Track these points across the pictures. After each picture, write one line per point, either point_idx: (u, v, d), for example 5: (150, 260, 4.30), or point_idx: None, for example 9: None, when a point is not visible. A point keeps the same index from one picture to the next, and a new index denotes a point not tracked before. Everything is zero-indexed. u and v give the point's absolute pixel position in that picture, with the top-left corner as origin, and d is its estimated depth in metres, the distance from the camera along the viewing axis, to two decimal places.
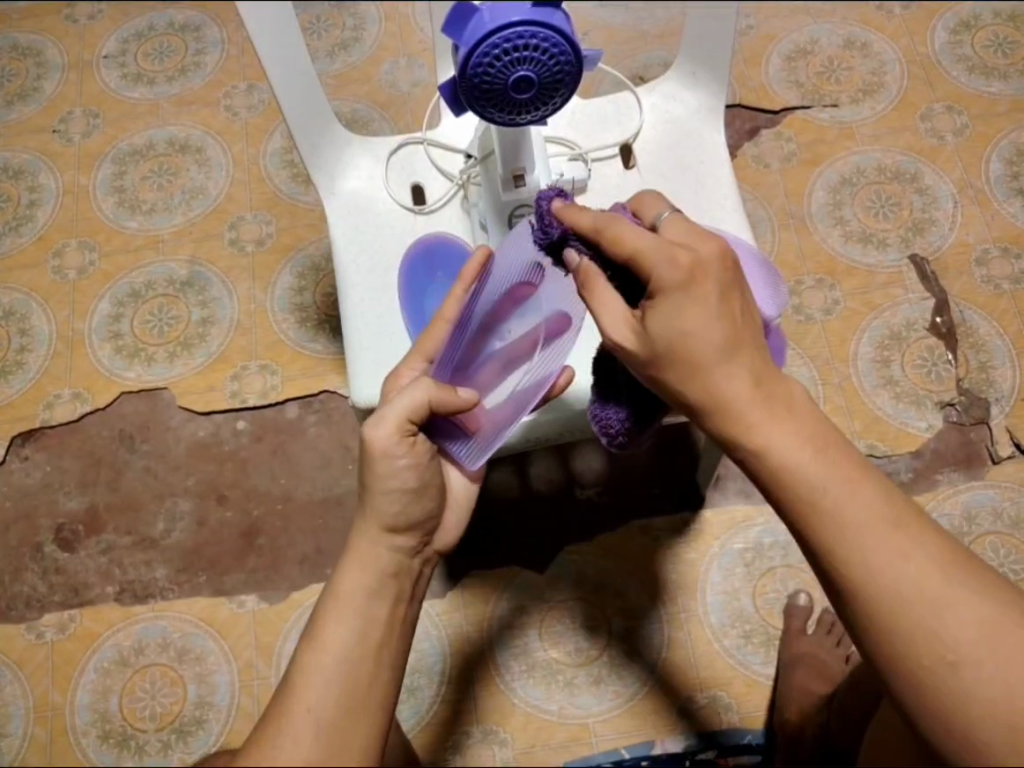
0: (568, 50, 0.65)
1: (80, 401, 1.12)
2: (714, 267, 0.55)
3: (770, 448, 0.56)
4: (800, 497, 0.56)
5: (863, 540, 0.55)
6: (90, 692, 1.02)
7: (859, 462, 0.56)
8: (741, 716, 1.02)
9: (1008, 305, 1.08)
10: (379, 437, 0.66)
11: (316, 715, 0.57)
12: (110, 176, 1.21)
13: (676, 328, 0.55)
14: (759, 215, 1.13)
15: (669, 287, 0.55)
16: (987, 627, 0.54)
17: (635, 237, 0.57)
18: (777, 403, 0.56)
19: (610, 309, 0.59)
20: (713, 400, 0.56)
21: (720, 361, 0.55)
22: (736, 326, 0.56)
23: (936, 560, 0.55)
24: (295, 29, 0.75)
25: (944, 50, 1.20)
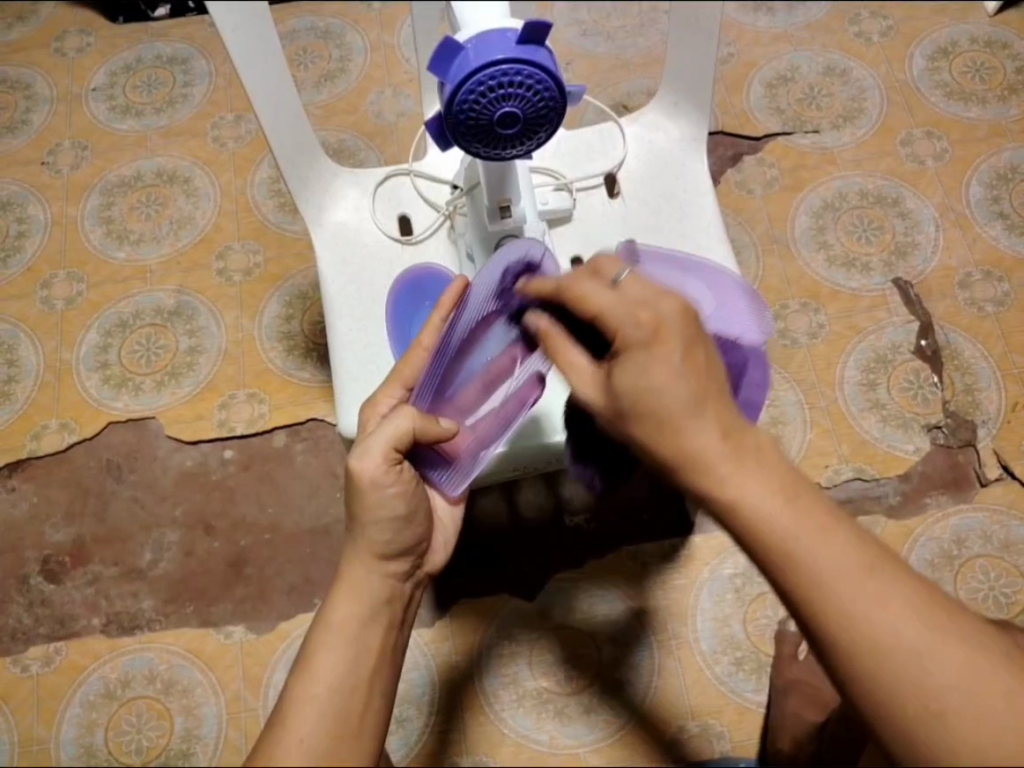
0: (553, 87, 0.66)
1: (67, 431, 1.12)
2: (676, 325, 0.58)
3: (742, 500, 0.55)
4: (770, 553, 0.55)
5: (839, 593, 0.54)
6: (75, 726, 1.01)
7: (828, 511, 0.56)
8: (734, 744, 1.01)
9: (992, 327, 1.08)
10: (365, 468, 0.66)
11: (310, 745, 0.57)
12: (98, 207, 1.21)
13: (639, 383, 0.57)
14: (743, 240, 1.13)
15: (634, 345, 0.58)
16: (971, 672, 0.53)
17: (597, 299, 0.61)
18: (746, 456, 0.56)
19: (575, 364, 0.64)
20: (686, 456, 0.56)
21: (686, 417, 0.56)
22: (700, 381, 0.57)
23: (914, 607, 0.54)
24: (279, 61, 0.75)
25: (923, 76, 1.22)
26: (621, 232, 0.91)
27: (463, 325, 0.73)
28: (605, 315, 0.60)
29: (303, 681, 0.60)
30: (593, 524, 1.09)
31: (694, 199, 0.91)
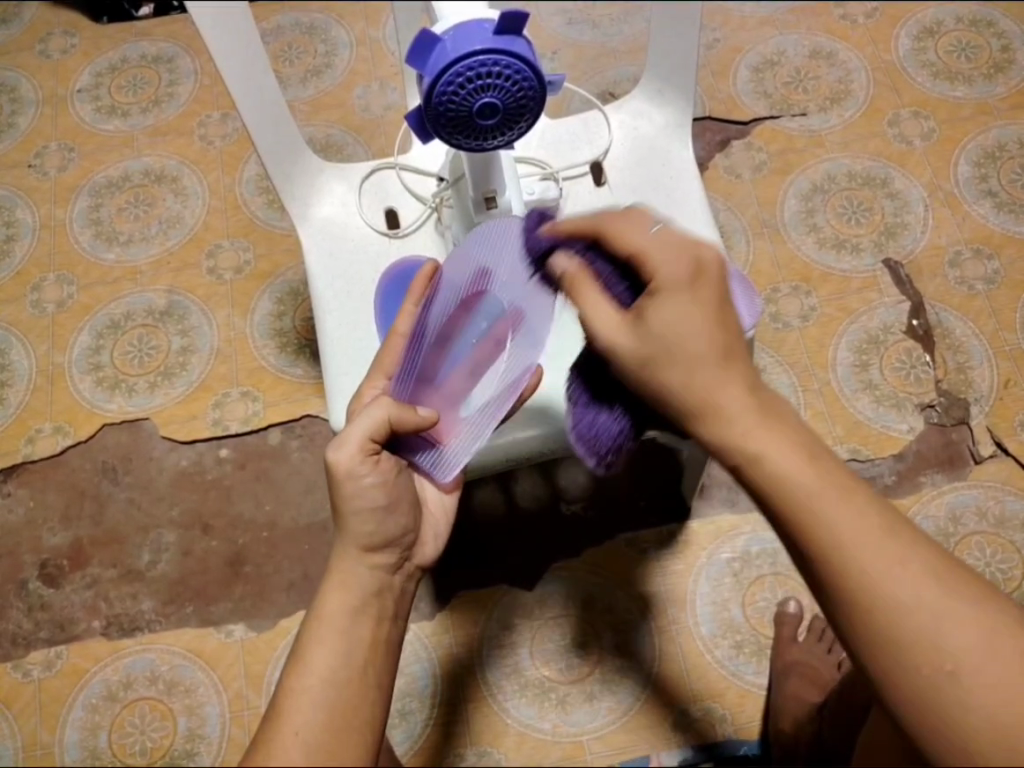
0: (531, 76, 0.66)
1: (61, 435, 1.11)
2: (714, 274, 0.58)
3: (766, 460, 0.55)
4: (794, 513, 0.55)
5: (857, 553, 0.54)
6: (79, 729, 1.01)
7: (846, 471, 0.56)
8: (736, 727, 1.01)
9: (983, 305, 1.08)
10: (342, 459, 0.66)
11: (305, 739, 0.57)
12: (86, 208, 1.20)
13: (667, 320, 0.57)
14: (733, 225, 1.13)
15: (667, 282, 0.58)
16: (981, 634, 0.54)
17: (639, 237, 0.61)
18: (771, 416, 0.56)
19: (599, 308, 0.62)
20: (710, 409, 0.56)
21: (717, 364, 0.56)
22: (730, 335, 0.57)
23: (930, 571, 0.54)
24: (263, 62, 0.75)
25: (909, 56, 1.22)
26: None
27: (439, 313, 0.74)
28: (646, 253, 0.60)
29: (302, 668, 0.61)
30: (589, 512, 1.09)
31: (682, 185, 0.90)
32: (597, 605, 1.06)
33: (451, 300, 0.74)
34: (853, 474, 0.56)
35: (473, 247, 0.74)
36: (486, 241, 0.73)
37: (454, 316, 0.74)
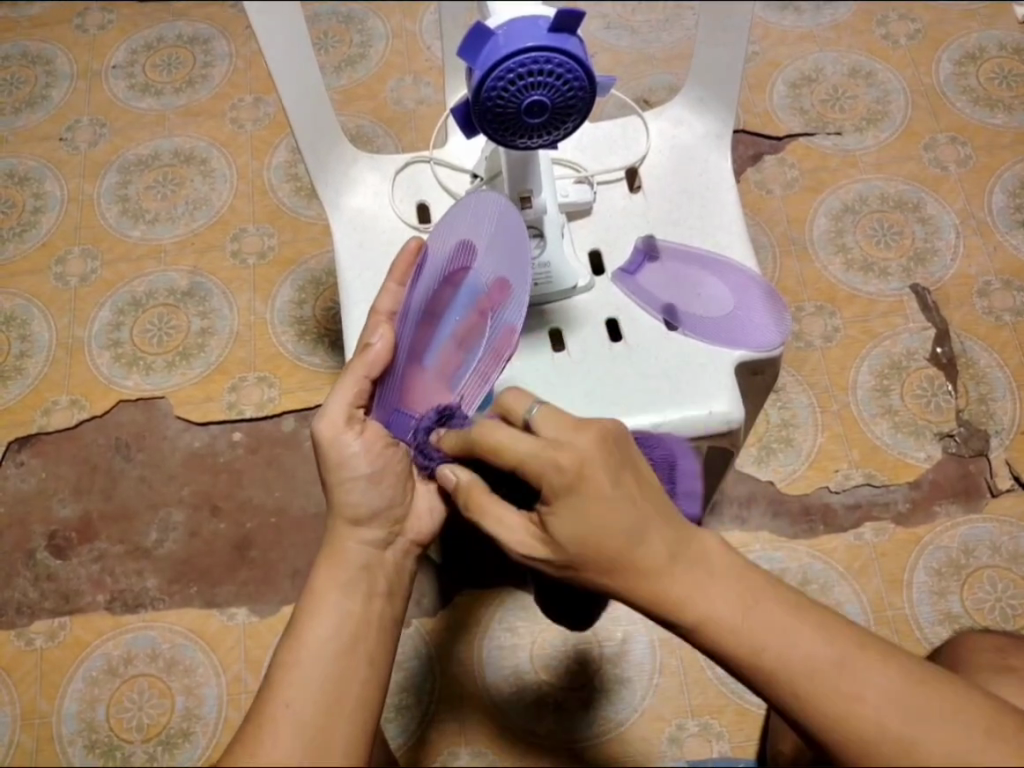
0: (583, 77, 0.65)
1: (77, 409, 1.12)
2: (595, 461, 0.57)
3: (706, 620, 0.55)
4: (750, 669, 0.55)
5: (811, 689, 0.53)
6: (77, 702, 1.01)
7: (790, 606, 0.55)
8: (733, 745, 1.01)
9: (1009, 336, 1.07)
10: (322, 427, 0.71)
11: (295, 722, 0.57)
12: (114, 185, 1.21)
13: (578, 538, 0.57)
14: (761, 241, 1.12)
15: (557, 492, 0.57)
16: (960, 758, 0.51)
17: (516, 444, 0.60)
18: (698, 565, 0.56)
19: (505, 522, 0.63)
20: (641, 590, 0.56)
21: (630, 547, 0.56)
22: (638, 501, 0.57)
23: (892, 696, 0.52)
24: (307, 51, 0.75)
25: (949, 80, 1.20)
26: (641, 227, 0.90)
27: (426, 293, 0.76)
28: (529, 463, 0.59)
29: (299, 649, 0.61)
30: None
31: (717, 197, 0.90)
32: (574, 652, 1.04)
33: (437, 278, 0.76)
34: (796, 606, 0.55)
35: (453, 220, 0.76)
36: (470, 214, 0.75)
37: (439, 291, 0.76)
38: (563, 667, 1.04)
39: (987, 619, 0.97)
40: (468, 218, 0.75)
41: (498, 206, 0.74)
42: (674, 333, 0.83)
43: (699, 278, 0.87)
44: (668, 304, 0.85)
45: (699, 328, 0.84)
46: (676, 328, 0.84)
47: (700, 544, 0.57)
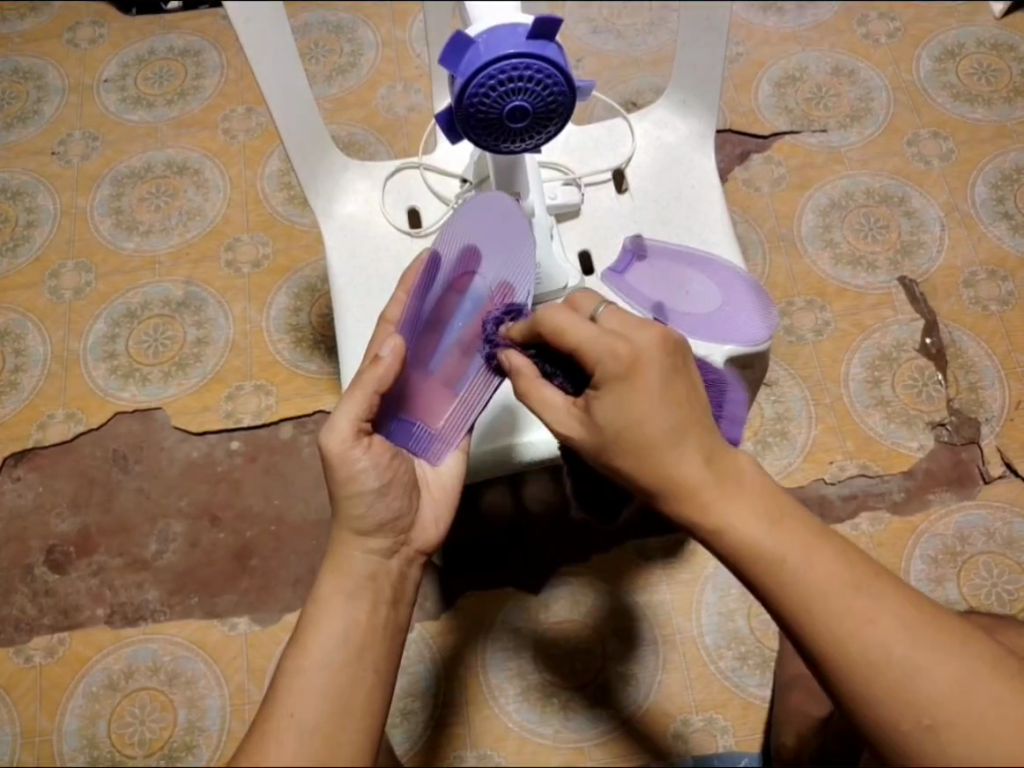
0: (562, 81, 0.66)
1: (74, 421, 1.12)
2: (653, 358, 0.58)
3: (727, 529, 0.56)
4: (766, 581, 0.56)
5: (828, 607, 0.54)
6: (78, 717, 1.01)
7: (815, 529, 0.57)
8: (738, 739, 1.01)
9: (996, 326, 1.09)
10: (331, 441, 0.69)
11: (304, 721, 0.57)
12: (107, 197, 1.22)
13: (621, 417, 0.58)
14: (751, 237, 1.14)
15: (611, 377, 0.59)
16: (960, 680, 0.53)
17: (576, 330, 0.61)
18: (727, 480, 0.58)
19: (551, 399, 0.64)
20: (670, 485, 0.58)
21: (673, 445, 0.58)
22: (684, 408, 0.58)
23: (902, 621, 0.54)
24: (294, 53, 0.76)
25: (930, 77, 1.23)
26: (629, 226, 0.92)
27: (433, 298, 0.77)
28: (585, 348, 0.61)
29: (310, 649, 0.62)
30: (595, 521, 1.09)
31: (703, 195, 0.91)
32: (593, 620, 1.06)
33: (442, 284, 0.77)
34: (820, 532, 0.57)
35: (458, 225, 0.76)
36: (474, 218, 0.76)
37: (444, 298, 0.77)
38: (573, 637, 1.05)
39: (985, 604, 0.98)
40: (471, 222, 0.76)
41: (500, 209, 0.74)
42: None
43: (687, 275, 0.87)
44: (657, 301, 0.86)
45: (688, 324, 0.84)
46: (664, 326, 0.84)
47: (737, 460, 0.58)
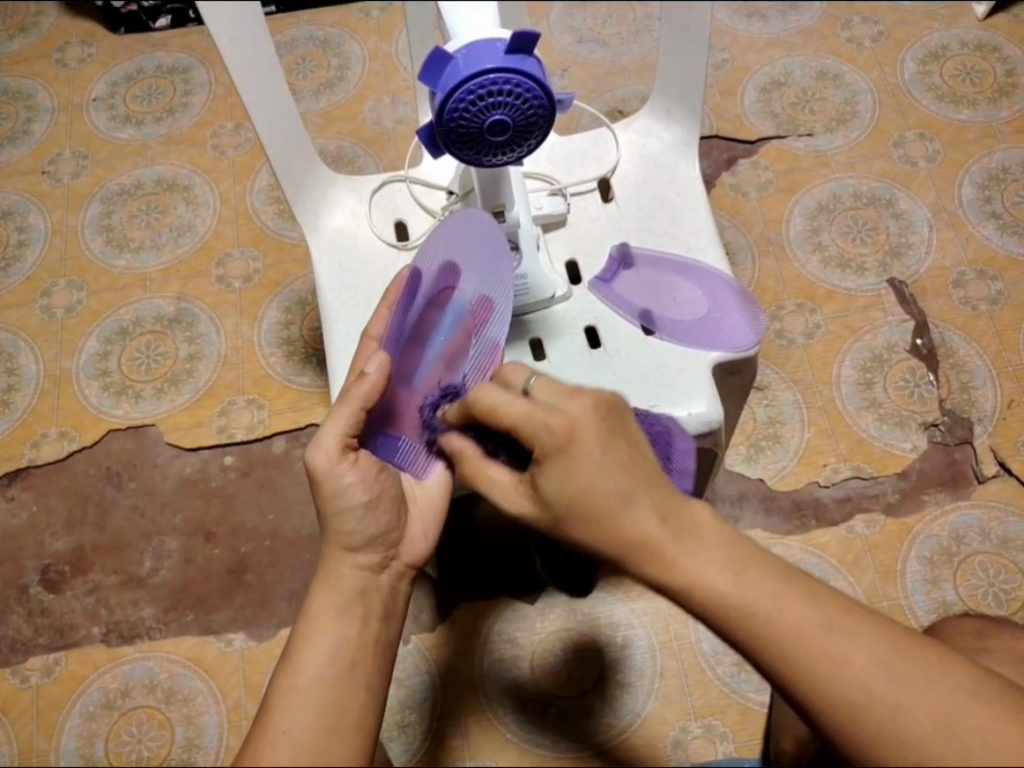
0: (542, 95, 0.66)
1: (67, 440, 1.12)
2: (589, 426, 0.57)
3: (694, 585, 0.55)
4: (738, 634, 0.55)
5: (805, 651, 0.53)
6: (75, 737, 1.00)
7: (778, 575, 0.55)
8: (738, 746, 1.00)
9: (986, 325, 1.09)
10: (318, 458, 0.69)
11: (295, 735, 0.57)
12: (98, 216, 1.23)
13: (569, 486, 0.57)
14: (739, 242, 1.15)
15: (548, 451, 0.58)
16: (944, 714, 0.52)
17: (512, 408, 0.60)
18: (686, 536, 0.56)
19: (499, 483, 0.64)
20: (629, 546, 0.56)
21: (617, 514, 0.56)
22: (631, 476, 0.57)
23: (879, 659, 0.53)
24: (274, 64, 0.75)
25: (914, 79, 1.23)
26: (615, 235, 0.91)
27: (413, 314, 0.78)
28: (520, 426, 0.59)
29: (302, 664, 0.61)
30: None
31: (689, 203, 0.91)
32: (589, 635, 1.05)
33: (423, 299, 0.78)
34: (783, 574, 0.55)
35: (436, 241, 0.78)
36: (451, 232, 0.78)
37: (425, 313, 0.77)
38: (571, 647, 1.05)
39: (982, 605, 0.98)
40: (449, 236, 0.78)
41: (480, 222, 0.77)
42: (651, 339, 0.85)
43: (673, 282, 0.88)
44: (644, 310, 0.87)
45: (675, 332, 0.85)
46: (653, 333, 0.85)
47: (690, 516, 0.57)
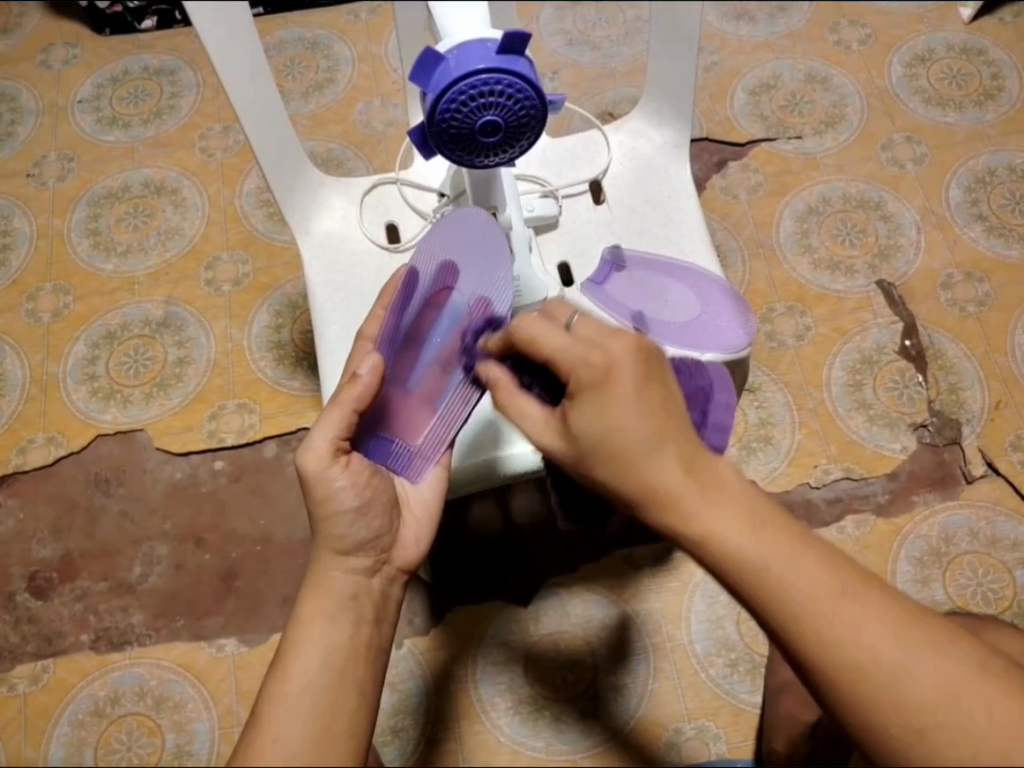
0: (534, 95, 0.66)
1: (54, 445, 1.11)
2: (627, 366, 0.58)
3: (715, 536, 0.54)
4: (753, 588, 0.54)
5: (822, 615, 0.53)
6: (64, 746, 0.99)
7: (797, 533, 0.55)
8: (730, 746, 1.01)
9: (974, 327, 1.10)
10: (308, 461, 0.68)
11: (293, 742, 0.57)
12: (84, 219, 1.21)
13: (606, 424, 0.57)
14: (729, 245, 1.15)
15: (585, 386, 0.58)
16: (946, 685, 0.53)
17: (551, 341, 0.61)
18: (710, 487, 0.56)
19: (530, 412, 0.63)
20: (653, 492, 0.56)
21: (651, 452, 0.56)
22: (661, 418, 0.57)
23: (892, 627, 0.53)
24: (261, 64, 0.75)
25: (902, 82, 1.24)
26: (606, 237, 0.92)
27: (410, 316, 0.77)
28: (562, 362, 0.60)
29: (299, 671, 0.61)
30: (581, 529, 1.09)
31: (680, 204, 0.91)
32: (583, 636, 1.05)
33: (420, 301, 0.77)
34: (803, 534, 0.55)
35: (433, 241, 0.77)
36: (449, 231, 0.76)
37: (420, 315, 0.77)
38: (564, 648, 1.05)
39: (971, 604, 0.99)
40: (445, 237, 0.76)
41: (476, 222, 0.74)
42: (642, 336, 0.83)
43: (664, 283, 0.87)
44: (636, 310, 0.86)
45: (668, 331, 0.84)
46: (644, 332, 0.83)
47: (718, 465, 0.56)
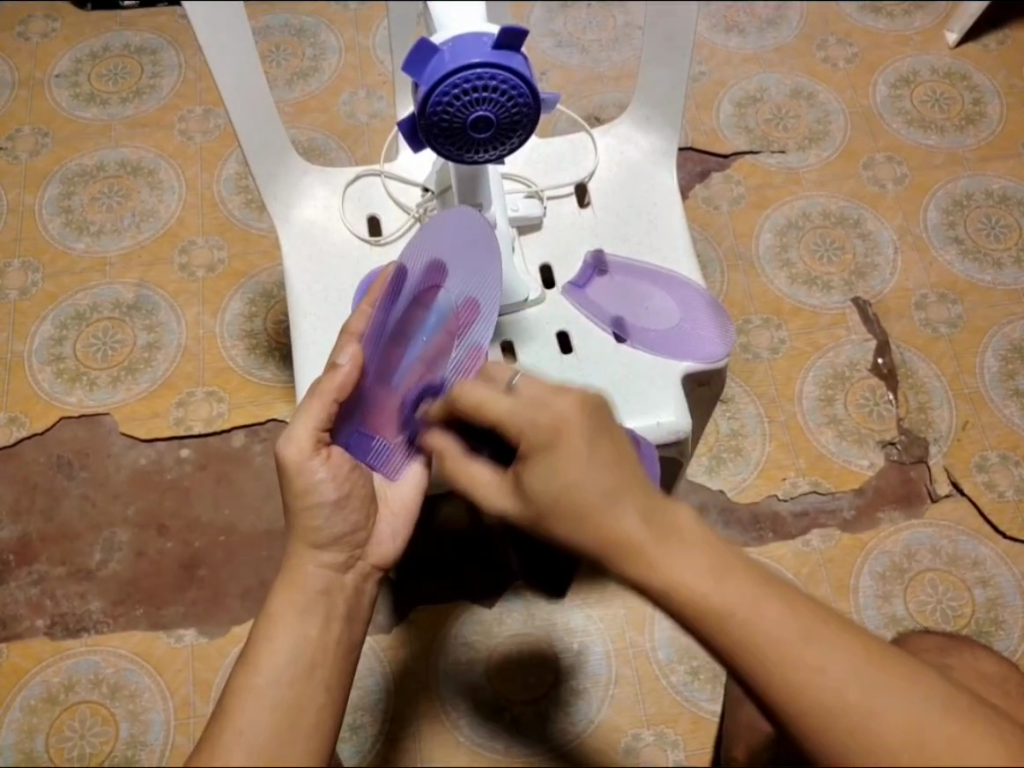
0: (528, 93, 0.66)
1: (16, 426, 1.09)
2: (577, 424, 0.58)
3: (675, 585, 0.54)
4: (714, 635, 0.54)
5: (782, 658, 0.53)
6: (14, 732, 0.97)
7: (757, 580, 0.55)
8: (688, 754, 1.01)
9: (946, 348, 1.11)
10: (289, 450, 0.68)
11: (249, 739, 0.56)
12: (58, 196, 1.19)
13: (557, 482, 0.57)
14: (709, 255, 1.15)
15: (535, 445, 0.59)
16: (911, 724, 0.52)
17: (496, 405, 0.62)
18: (670, 537, 0.56)
19: (480, 477, 0.64)
20: (613, 546, 0.56)
21: (605, 509, 0.56)
22: (618, 473, 0.57)
23: (852, 667, 0.53)
24: (249, 45, 0.73)
25: (885, 102, 1.25)
26: (590, 241, 0.91)
27: (396, 313, 0.76)
28: (511, 419, 0.61)
29: (257, 667, 0.60)
30: None
31: (663, 212, 0.91)
32: (547, 644, 1.05)
33: (408, 298, 0.76)
34: (762, 581, 0.55)
35: (424, 239, 0.76)
36: (441, 229, 0.75)
37: (409, 312, 0.75)
38: (528, 651, 1.05)
39: (931, 621, 1.00)
40: (437, 235, 0.75)
41: (471, 221, 0.74)
42: (623, 345, 0.85)
43: (647, 291, 0.89)
44: (618, 317, 0.87)
45: (648, 342, 0.85)
46: (625, 342, 0.85)
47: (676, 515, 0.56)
